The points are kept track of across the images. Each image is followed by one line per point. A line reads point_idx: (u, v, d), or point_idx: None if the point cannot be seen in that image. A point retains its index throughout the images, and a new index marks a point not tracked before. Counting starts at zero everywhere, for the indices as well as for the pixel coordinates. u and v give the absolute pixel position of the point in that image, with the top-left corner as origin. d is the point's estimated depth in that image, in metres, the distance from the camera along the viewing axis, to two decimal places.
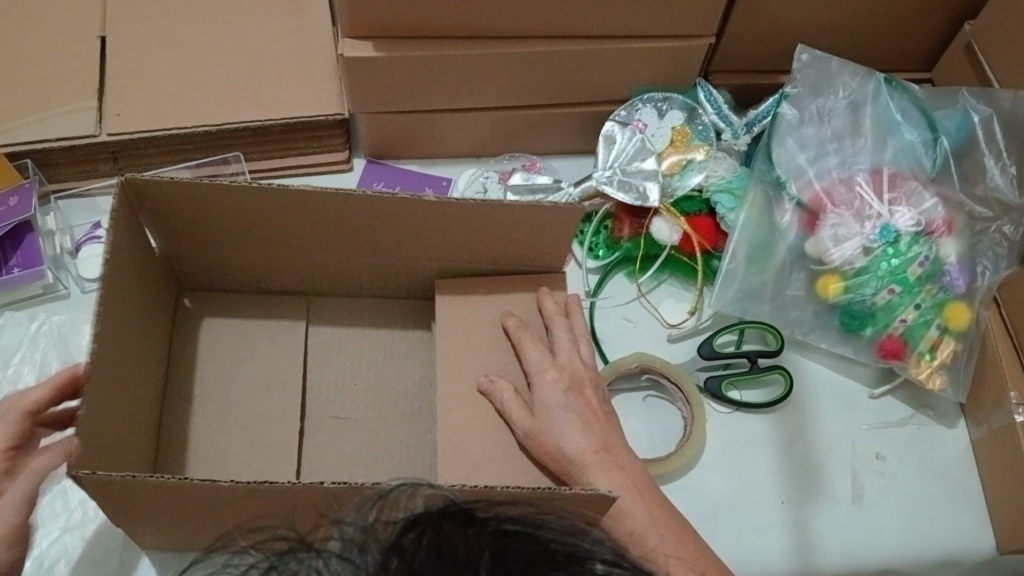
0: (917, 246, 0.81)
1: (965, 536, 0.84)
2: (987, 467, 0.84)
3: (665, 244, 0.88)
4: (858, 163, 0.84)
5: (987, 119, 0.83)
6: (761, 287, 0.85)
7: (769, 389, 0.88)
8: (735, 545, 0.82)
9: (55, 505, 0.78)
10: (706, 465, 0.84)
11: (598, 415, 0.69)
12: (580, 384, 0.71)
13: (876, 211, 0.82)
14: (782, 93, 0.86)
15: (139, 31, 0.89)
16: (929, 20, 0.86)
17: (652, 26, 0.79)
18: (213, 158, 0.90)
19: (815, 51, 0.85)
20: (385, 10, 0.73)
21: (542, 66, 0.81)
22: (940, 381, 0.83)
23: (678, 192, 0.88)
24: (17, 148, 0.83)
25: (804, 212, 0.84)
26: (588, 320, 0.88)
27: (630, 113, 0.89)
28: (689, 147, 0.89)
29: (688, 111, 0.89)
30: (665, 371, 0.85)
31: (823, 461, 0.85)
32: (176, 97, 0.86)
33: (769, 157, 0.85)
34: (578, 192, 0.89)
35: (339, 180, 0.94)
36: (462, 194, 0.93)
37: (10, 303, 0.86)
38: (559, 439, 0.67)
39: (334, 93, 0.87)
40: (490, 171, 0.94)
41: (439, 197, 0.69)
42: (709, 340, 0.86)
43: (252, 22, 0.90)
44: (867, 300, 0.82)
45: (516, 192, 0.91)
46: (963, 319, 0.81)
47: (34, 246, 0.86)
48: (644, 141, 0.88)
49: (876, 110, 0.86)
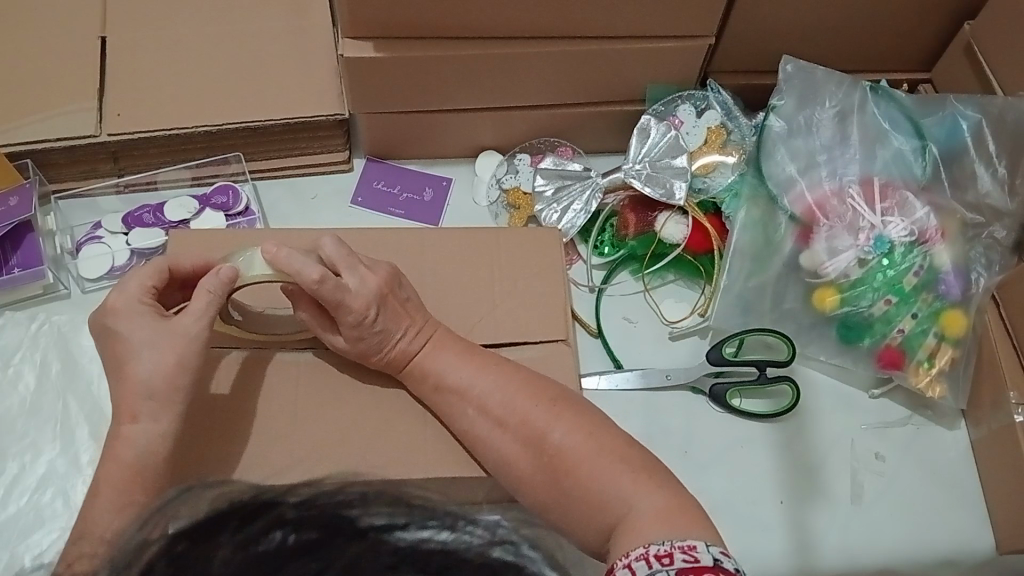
0: (911, 256, 0.82)
1: (964, 535, 0.84)
2: (988, 466, 0.84)
3: (675, 244, 0.89)
4: (848, 173, 0.85)
5: (977, 125, 0.84)
6: (758, 297, 0.85)
7: (774, 399, 0.87)
8: (736, 545, 0.82)
9: (56, 505, 0.78)
10: (705, 466, 0.85)
11: (532, 387, 0.64)
12: (528, 377, 0.65)
13: (869, 222, 0.82)
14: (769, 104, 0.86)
15: (138, 32, 0.89)
16: (930, 20, 0.85)
17: (651, 26, 0.79)
18: (214, 159, 0.91)
19: (800, 61, 0.85)
20: (384, 10, 0.73)
21: (542, 64, 0.81)
22: (940, 388, 0.83)
23: (704, 191, 0.89)
24: (17, 148, 0.83)
25: (798, 226, 0.84)
26: (596, 309, 0.89)
27: (667, 109, 0.89)
28: (723, 147, 0.90)
29: (723, 112, 0.90)
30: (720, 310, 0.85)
31: (822, 462, 0.86)
32: (175, 97, 0.86)
33: (759, 171, 0.85)
34: (606, 182, 0.90)
35: (339, 179, 0.94)
36: (484, 182, 0.94)
37: (10, 303, 0.87)
38: (483, 384, 0.64)
39: (335, 92, 0.87)
40: (523, 154, 0.93)
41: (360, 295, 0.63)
42: (718, 346, 0.84)
43: (252, 22, 0.90)
44: (864, 311, 0.82)
45: (544, 176, 0.90)
46: (959, 326, 0.82)
47: (34, 246, 0.87)
48: (677, 137, 0.88)
49: (863, 119, 0.86)
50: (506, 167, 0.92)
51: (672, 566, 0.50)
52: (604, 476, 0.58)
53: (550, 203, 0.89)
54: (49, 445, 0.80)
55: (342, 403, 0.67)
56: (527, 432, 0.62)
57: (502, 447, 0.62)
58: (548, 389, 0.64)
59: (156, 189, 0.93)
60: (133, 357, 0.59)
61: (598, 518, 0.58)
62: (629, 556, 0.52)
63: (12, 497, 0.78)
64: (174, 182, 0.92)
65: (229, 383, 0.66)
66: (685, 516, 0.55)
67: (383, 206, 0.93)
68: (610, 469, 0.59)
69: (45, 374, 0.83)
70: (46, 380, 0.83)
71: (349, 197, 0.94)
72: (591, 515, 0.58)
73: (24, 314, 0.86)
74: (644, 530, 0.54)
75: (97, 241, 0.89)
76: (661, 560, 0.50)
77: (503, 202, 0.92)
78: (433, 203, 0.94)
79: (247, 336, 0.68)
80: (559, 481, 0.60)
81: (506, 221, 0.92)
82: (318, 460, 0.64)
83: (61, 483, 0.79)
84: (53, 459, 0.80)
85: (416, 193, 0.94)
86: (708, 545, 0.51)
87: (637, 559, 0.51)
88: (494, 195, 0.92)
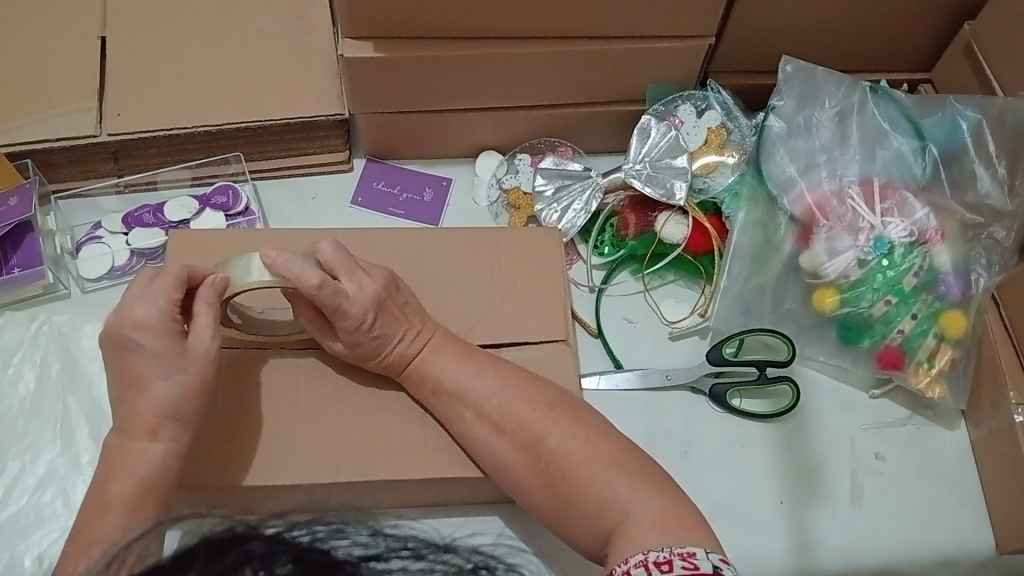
0: (911, 256, 0.82)
1: (964, 535, 0.84)
2: (987, 466, 0.84)
3: (675, 244, 0.89)
4: (848, 174, 0.85)
5: (977, 125, 0.84)
6: (758, 297, 0.85)
7: (775, 399, 0.87)
8: (736, 545, 0.82)
9: (56, 505, 0.78)
10: (705, 466, 0.85)
11: (531, 390, 0.64)
12: (528, 380, 0.65)
13: (869, 222, 0.82)
14: (769, 105, 0.86)
15: (138, 31, 0.89)
16: (930, 20, 0.85)
17: (651, 26, 0.79)
18: (214, 159, 0.91)
19: (800, 61, 0.85)
20: (384, 11, 0.73)
21: (542, 65, 0.81)
22: (940, 389, 0.83)
23: (705, 192, 0.89)
24: (16, 148, 0.83)
25: (798, 227, 0.84)
26: (596, 309, 0.89)
27: (667, 109, 0.89)
28: (723, 147, 0.89)
29: (723, 112, 0.90)
30: (720, 311, 0.85)
31: (822, 462, 0.86)
32: (174, 98, 0.86)
33: (759, 171, 0.85)
34: (606, 182, 0.90)
35: (339, 179, 0.94)
36: (484, 182, 0.94)
37: (10, 303, 0.87)
38: (481, 388, 0.64)
39: (335, 93, 0.87)
40: (523, 154, 0.93)
41: (361, 302, 0.63)
42: (718, 345, 0.84)
43: (251, 22, 0.90)
44: (863, 312, 0.82)
45: (544, 176, 0.90)
46: (959, 326, 0.82)
47: (34, 246, 0.87)
48: (678, 137, 0.88)
49: (862, 120, 0.86)
50: (506, 168, 0.92)
51: (671, 573, 0.49)
52: (603, 479, 0.58)
53: (550, 203, 0.89)
54: (48, 445, 0.80)
55: (343, 403, 0.67)
56: (525, 434, 0.62)
57: (501, 449, 0.62)
58: (547, 392, 0.64)
59: (156, 189, 0.93)
60: (132, 356, 0.59)
61: (598, 521, 0.58)
62: (628, 562, 0.52)
63: (12, 497, 0.78)
64: (174, 181, 0.92)
65: (230, 383, 0.66)
66: (683, 521, 0.55)
67: (383, 207, 0.93)
68: (608, 470, 0.58)
69: (45, 375, 0.83)
70: (46, 380, 0.83)
71: (349, 197, 0.94)
72: (589, 519, 0.58)
73: (24, 313, 0.86)
74: (641, 537, 0.54)
75: (97, 241, 0.89)
76: (660, 567, 0.50)
77: (502, 202, 0.92)
78: (433, 203, 0.94)
79: (248, 340, 0.68)
80: (557, 483, 0.60)
81: (507, 221, 0.92)
82: (318, 460, 0.65)
83: (61, 483, 0.79)
84: (53, 459, 0.80)
85: (416, 193, 0.94)
86: (708, 552, 0.51)
87: (636, 566, 0.51)
88: (494, 195, 0.92)
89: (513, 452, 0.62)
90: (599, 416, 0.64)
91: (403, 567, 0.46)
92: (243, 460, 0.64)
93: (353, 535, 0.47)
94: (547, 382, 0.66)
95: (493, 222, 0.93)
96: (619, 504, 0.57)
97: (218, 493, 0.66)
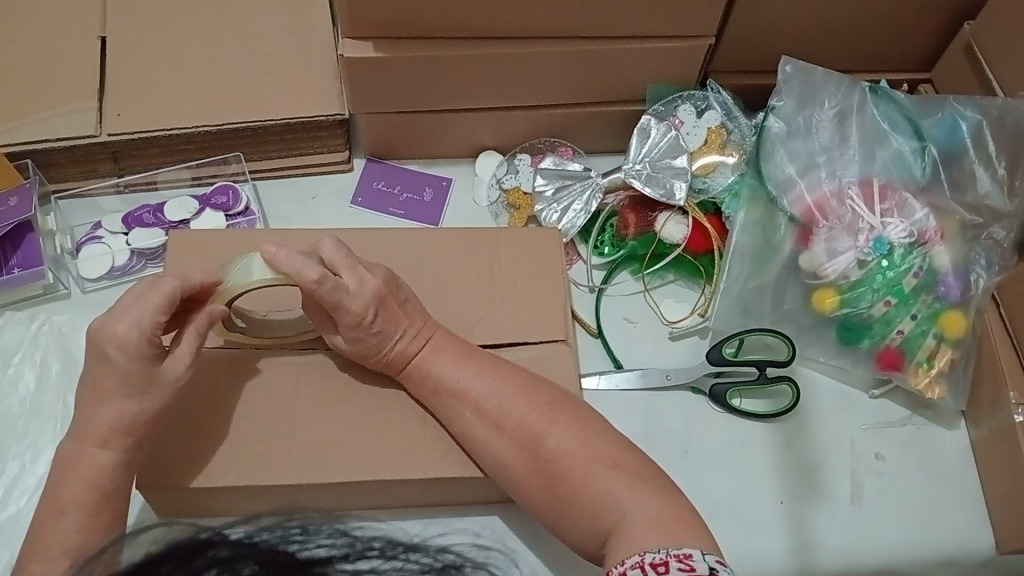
0: (910, 257, 0.82)
1: (964, 535, 0.84)
2: (987, 466, 0.84)
3: (675, 244, 0.89)
4: (848, 174, 0.84)
5: (977, 126, 0.84)
6: (758, 298, 0.85)
7: (774, 399, 0.87)
8: (737, 546, 0.82)
9: None
10: (705, 466, 0.85)
11: (531, 389, 0.64)
12: (528, 380, 0.65)
13: (868, 223, 0.82)
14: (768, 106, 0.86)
15: (138, 32, 0.89)
16: (930, 20, 0.85)
17: (651, 26, 0.79)
18: (214, 159, 0.91)
19: (800, 62, 0.85)
20: (383, 11, 0.73)
21: (542, 66, 0.81)
22: (940, 389, 0.83)
23: (705, 192, 0.89)
24: (16, 148, 0.83)
25: (798, 228, 0.84)
26: (597, 309, 0.89)
27: (667, 109, 0.89)
28: (723, 147, 0.90)
29: (723, 112, 0.90)
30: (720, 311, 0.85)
31: (822, 462, 0.86)
32: (174, 98, 0.86)
33: (758, 172, 0.85)
34: (606, 182, 0.90)
35: (339, 179, 0.95)
36: (484, 183, 0.94)
37: (11, 303, 0.87)
38: (480, 388, 0.64)
39: (335, 93, 0.87)
40: (523, 154, 0.93)
41: (363, 297, 0.62)
42: (718, 345, 0.84)
43: (251, 22, 0.90)
44: (863, 313, 0.82)
45: (544, 176, 0.90)
46: (959, 327, 0.82)
47: (34, 246, 0.87)
48: (678, 137, 0.88)
49: (862, 120, 0.86)
50: (506, 168, 0.92)
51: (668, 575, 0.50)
52: (602, 479, 0.58)
53: (549, 203, 0.89)
54: (49, 444, 0.80)
55: (343, 402, 0.67)
56: (524, 434, 0.62)
57: (500, 448, 0.62)
58: (547, 392, 0.64)
59: (156, 189, 0.93)
60: None
61: (596, 521, 0.58)
62: (626, 564, 0.52)
63: (12, 497, 0.78)
64: (174, 181, 0.93)
65: (230, 383, 0.67)
66: (680, 522, 0.55)
67: (383, 207, 0.93)
68: (607, 470, 0.58)
69: (45, 375, 0.83)
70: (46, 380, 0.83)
71: (349, 197, 0.94)
72: (588, 520, 0.58)
73: (24, 313, 0.86)
74: (639, 537, 0.54)
75: (97, 241, 0.89)
76: (657, 568, 0.50)
77: (503, 202, 0.92)
78: (433, 203, 0.94)
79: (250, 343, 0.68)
80: (556, 483, 0.60)
81: (506, 221, 0.92)
82: (318, 460, 0.65)
83: None
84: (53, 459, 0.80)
85: (415, 194, 0.94)
86: (705, 553, 0.51)
87: (631, 567, 0.51)
88: (494, 195, 0.92)
89: (512, 452, 0.62)
90: (598, 416, 0.64)
91: (372, 568, 0.47)
92: (243, 460, 0.64)
93: (319, 536, 0.47)
94: (547, 381, 0.66)
95: (493, 221, 0.93)
96: (617, 504, 0.57)
97: (218, 492, 0.66)
